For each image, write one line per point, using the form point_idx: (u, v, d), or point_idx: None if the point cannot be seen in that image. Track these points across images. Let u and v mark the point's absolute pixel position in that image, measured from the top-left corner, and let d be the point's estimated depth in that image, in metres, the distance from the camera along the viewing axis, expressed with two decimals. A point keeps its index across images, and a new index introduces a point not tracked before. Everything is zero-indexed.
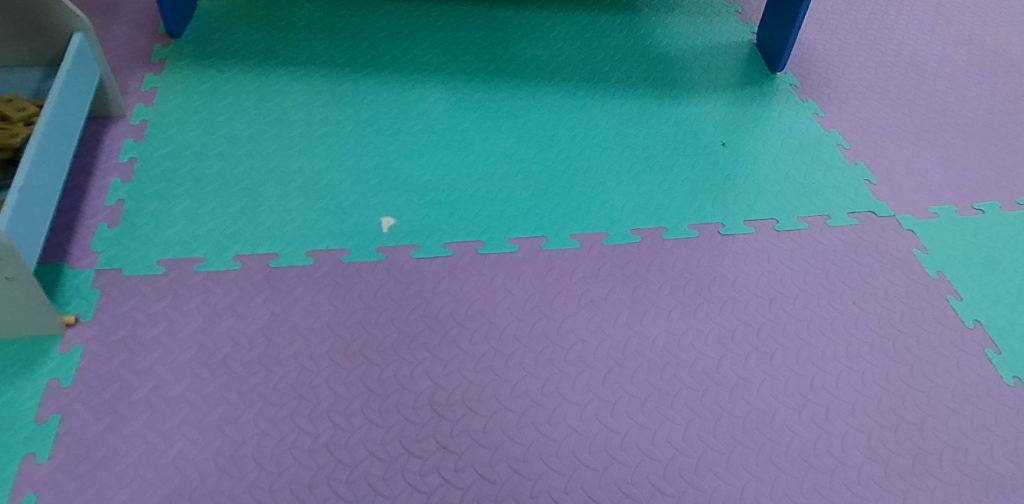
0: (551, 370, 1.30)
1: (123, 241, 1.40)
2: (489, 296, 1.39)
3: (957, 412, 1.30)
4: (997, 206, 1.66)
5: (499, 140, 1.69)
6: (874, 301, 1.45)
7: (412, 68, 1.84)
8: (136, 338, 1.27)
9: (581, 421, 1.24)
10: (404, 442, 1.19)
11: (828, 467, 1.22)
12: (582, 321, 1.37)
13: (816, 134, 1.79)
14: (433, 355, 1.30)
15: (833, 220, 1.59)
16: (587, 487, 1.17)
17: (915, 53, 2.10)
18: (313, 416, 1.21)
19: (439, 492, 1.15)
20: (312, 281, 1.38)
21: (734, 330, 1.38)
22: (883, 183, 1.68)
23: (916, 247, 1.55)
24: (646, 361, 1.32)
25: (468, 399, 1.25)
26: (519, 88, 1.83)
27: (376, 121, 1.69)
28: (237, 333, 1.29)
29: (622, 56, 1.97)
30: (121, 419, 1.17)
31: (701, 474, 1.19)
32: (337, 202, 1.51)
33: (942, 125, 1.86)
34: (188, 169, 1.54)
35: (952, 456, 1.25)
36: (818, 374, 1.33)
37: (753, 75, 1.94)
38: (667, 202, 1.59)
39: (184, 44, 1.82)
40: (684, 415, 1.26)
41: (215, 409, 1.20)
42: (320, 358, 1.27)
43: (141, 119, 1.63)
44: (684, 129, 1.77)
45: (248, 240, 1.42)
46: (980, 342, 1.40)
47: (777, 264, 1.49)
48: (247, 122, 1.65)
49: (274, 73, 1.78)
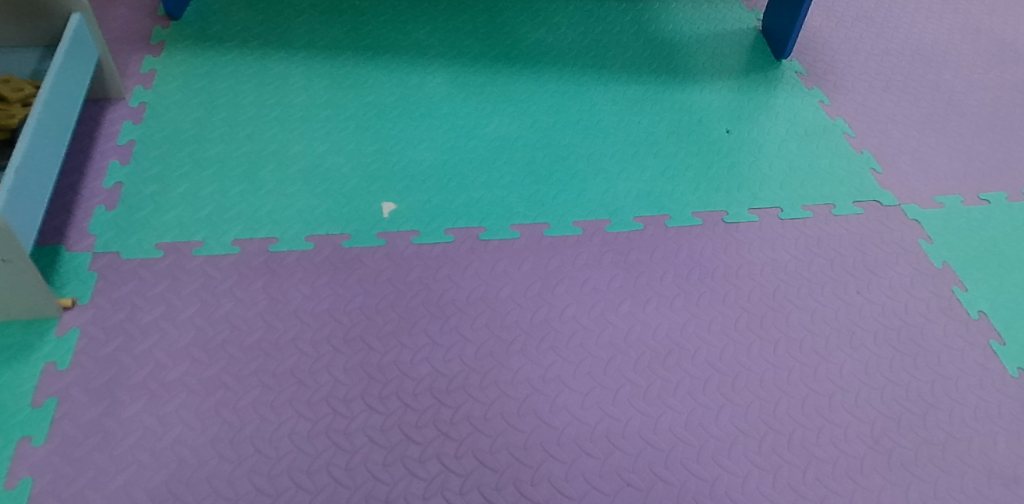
0: (553, 357, 1.23)
1: (123, 224, 1.32)
2: (490, 282, 1.32)
3: (960, 402, 1.24)
4: (1004, 197, 1.58)
5: (500, 125, 1.61)
6: (879, 291, 1.38)
7: (412, 52, 1.76)
8: (134, 321, 1.20)
9: (583, 409, 1.17)
10: (405, 429, 1.13)
11: (830, 456, 1.16)
12: (584, 308, 1.30)
13: (822, 122, 1.71)
14: (434, 341, 1.23)
15: (839, 209, 1.51)
16: (589, 476, 1.11)
17: (922, 40, 2.02)
18: (312, 402, 1.14)
19: (439, 479, 1.08)
20: (311, 266, 1.31)
21: (737, 318, 1.31)
22: (888, 173, 1.60)
23: (922, 237, 1.48)
24: (648, 349, 1.26)
25: (469, 386, 1.18)
26: (520, 73, 1.75)
27: (375, 107, 1.61)
28: (236, 317, 1.22)
29: (626, 42, 1.88)
30: (118, 403, 1.11)
31: (704, 463, 1.13)
32: (338, 186, 1.44)
33: (949, 114, 1.77)
34: (187, 151, 1.46)
35: (956, 448, 1.18)
36: (824, 364, 1.26)
37: (759, 62, 1.86)
38: (670, 189, 1.51)
39: (184, 26, 1.74)
40: (687, 404, 1.19)
41: (214, 393, 1.14)
42: (319, 343, 1.21)
43: (140, 101, 1.55)
44: (688, 116, 1.69)
45: (247, 224, 1.35)
46: (986, 334, 1.33)
47: (781, 252, 1.42)
48: (246, 105, 1.57)
49: (274, 57, 1.69)
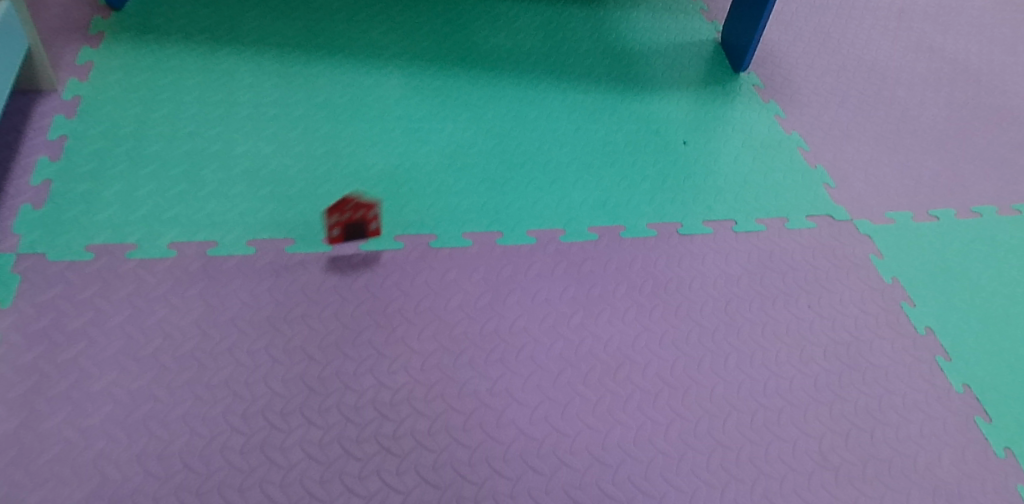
0: (501, 370, 1.31)
1: (49, 223, 1.37)
2: (440, 292, 1.39)
3: (884, 423, 1.33)
4: (953, 213, 1.74)
5: (454, 130, 1.70)
6: (829, 306, 1.49)
7: (367, 52, 1.85)
8: (58, 327, 1.24)
9: (530, 423, 1.25)
10: (344, 443, 1.18)
11: (780, 473, 1.24)
12: (535, 320, 1.38)
13: (778, 135, 1.84)
14: (378, 352, 1.29)
15: (792, 223, 1.64)
16: (535, 492, 1.17)
17: (879, 50, 2.23)
18: (247, 414, 1.19)
19: (379, 496, 1.14)
20: (252, 272, 1.36)
21: (690, 332, 1.41)
22: (840, 188, 1.74)
23: (873, 252, 1.62)
24: (600, 362, 1.34)
25: (414, 399, 1.24)
26: (477, 78, 1.85)
27: (326, 107, 1.69)
28: (170, 324, 1.27)
29: (587, 48, 2.00)
30: (37, 415, 1.14)
31: (653, 479, 1.21)
32: (283, 188, 1.50)
33: (901, 130, 1.94)
34: (124, 148, 1.51)
35: (902, 463, 1.29)
36: (773, 378, 1.36)
37: (719, 74, 2.00)
38: (626, 200, 1.62)
39: (126, 17, 1.81)
40: (637, 419, 1.28)
41: (143, 405, 1.17)
42: (257, 353, 1.26)
43: (74, 94, 1.60)
44: (647, 126, 1.81)
45: (186, 227, 1.41)
46: (932, 350, 1.46)
47: (733, 265, 1.53)
48: (188, 102, 1.64)
49: (219, 51, 1.77)
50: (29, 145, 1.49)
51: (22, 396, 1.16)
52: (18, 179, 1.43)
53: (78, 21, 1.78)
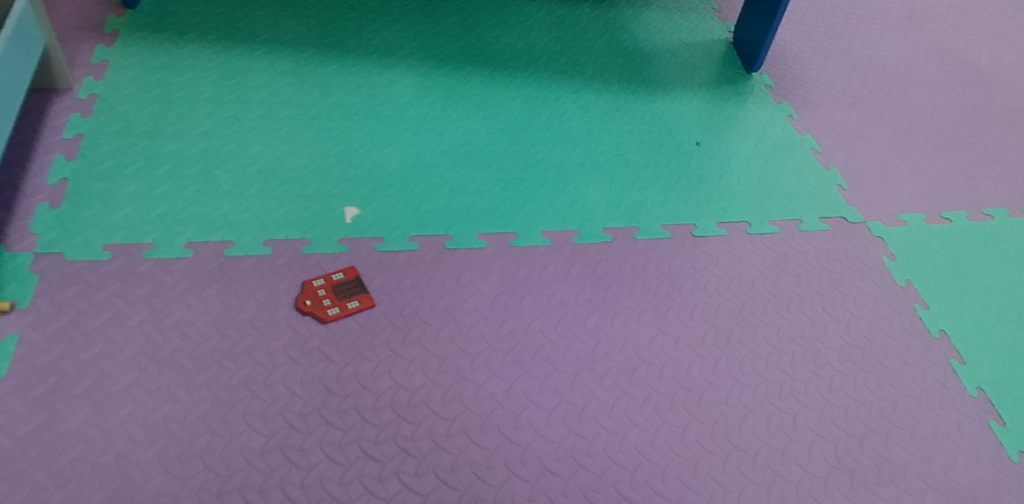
0: (518, 372, 1.34)
1: (67, 224, 1.39)
2: (456, 293, 1.43)
3: (896, 426, 1.38)
4: (965, 216, 1.78)
5: (469, 130, 1.74)
6: (842, 308, 1.54)
7: (381, 51, 1.88)
8: (78, 328, 1.27)
9: (547, 425, 1.28)
10: (363, 445, 1.22)
11: (795, 477, 1.29)
12: (550, 321, 1.42)
13: (791, 136, 1.89)
14: (395, 354, 1.33)
15: (805, 224, 1.68)
16: (552, 494, 1.21)
17: (891, 50, 2.27)
18: (266, 416, 1.22)
19: (398, 498, 1.17)
20: (269, 271, 1.39)
21: (705, 333, 1.45)
22: (854, 190, 1.79)
23: (886, 254, 1.66)
24: (615, 364, 1.38)
25: (431, 401, 1.28)
26: (491, 78, 1.89)
27: (343, 107, 1.73)
28: (188, 325, 1.30)
29: (599, 48, 2.04)
30: (57, 415, 1.17)
31: (669, 482, 1.25)
32: (299, 188, 1.53)
33: (913, 132, 1.98)
34: (140, 147, 1.55)
35: (915, 468, 1.33)
36: (788, 381, 1.40)
37: (731, 74, 2.03)
38: (640, 201, 1.66)
39: (138, 14, 1.84)
40: (653, 422, 1.31)
41: (162, 406, 1.20)
42: (275, 354, 1.29)
43: (89, 93, 1.63)
44: (660, 127, 1.84)
45: (202, 226, 1.43)
46: (947, 354, 1.50)
47: (748, 267, 1.57)
48: (202, 101, 1.67)
49: (233, 49, 1.80)
50: (45, 144, 1.51)
51: (44, 395, 1.19)
52: (34, 178, 1.45)
53: (91, 18, 1.81)
